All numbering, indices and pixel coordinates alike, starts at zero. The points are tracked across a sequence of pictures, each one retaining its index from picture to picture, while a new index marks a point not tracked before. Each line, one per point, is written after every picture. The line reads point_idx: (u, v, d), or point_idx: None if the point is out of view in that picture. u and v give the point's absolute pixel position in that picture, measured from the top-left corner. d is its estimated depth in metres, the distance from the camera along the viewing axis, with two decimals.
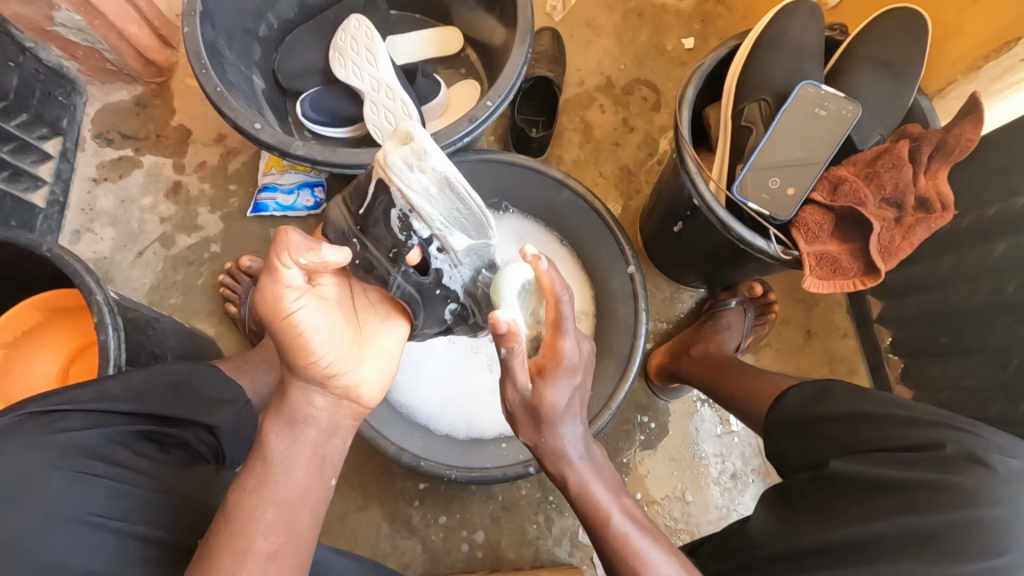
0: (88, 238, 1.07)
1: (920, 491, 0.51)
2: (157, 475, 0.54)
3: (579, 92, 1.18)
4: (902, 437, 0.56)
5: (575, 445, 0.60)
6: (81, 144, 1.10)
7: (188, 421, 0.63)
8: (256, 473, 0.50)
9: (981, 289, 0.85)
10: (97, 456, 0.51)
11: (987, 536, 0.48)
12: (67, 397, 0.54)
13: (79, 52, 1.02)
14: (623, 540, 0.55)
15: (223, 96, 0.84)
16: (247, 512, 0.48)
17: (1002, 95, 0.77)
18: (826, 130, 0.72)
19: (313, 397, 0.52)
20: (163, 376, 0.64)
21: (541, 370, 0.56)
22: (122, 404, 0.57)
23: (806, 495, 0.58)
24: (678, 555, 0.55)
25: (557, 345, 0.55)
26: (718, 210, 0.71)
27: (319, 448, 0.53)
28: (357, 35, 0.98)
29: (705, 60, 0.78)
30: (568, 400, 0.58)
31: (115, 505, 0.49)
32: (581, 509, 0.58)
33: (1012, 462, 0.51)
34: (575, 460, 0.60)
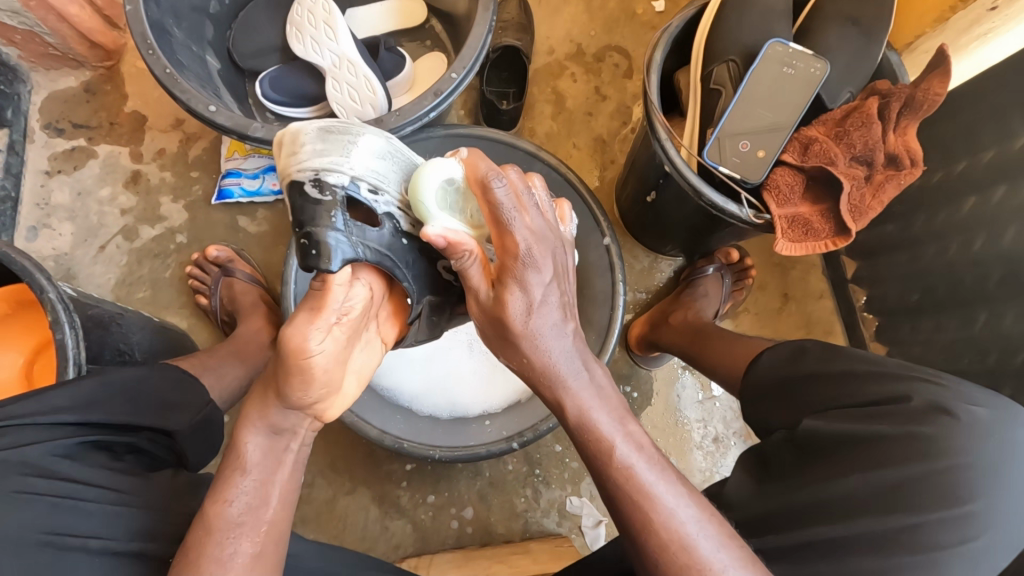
0: (46, 234, 1.03)
1: (888, 445, 0.52)
2: (110, 487, 0.53)
3: (549, 61, 1.15)
4: (871, 391, 0.57)
5: (565, 359, 0.49)
6: (30, 136, 1.05)
7: (143, 425, 0.60)
8: (223, 481, 0.48)
9: (950, 245, 0.86)
10: (39, 473, 0.50)
11: (952, 484, 0.50)
12: (9, 410, 0.52)
13: (17, 37, 0.97)
14: (627, 471, 0.47)
15: (173, 78, 0.80)
16: (214, 521, 0.46)
17: (972, 47, 0.76)
18: (795, 89, 0.71)
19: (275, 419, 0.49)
20: (117, 381, 0.61)
21: (501, 274, 0.48)
22: (66, 415, 0.54)
23: (779, 457, 0.59)
24: (695, 496, 0.47)
25: (510, 239, 0.47)
26: (690, 176, 0.70)
27: (286, 452, 0.51)
28: (313, 8, 0.93)
29: (672, 22, 0.76)
30: (545, 296, 0.49)
31: (67, 520, 0.48)
32: (578, 439, 0.49)
33: (975, 411, 0.52)
34: (569, 375, 0.49)
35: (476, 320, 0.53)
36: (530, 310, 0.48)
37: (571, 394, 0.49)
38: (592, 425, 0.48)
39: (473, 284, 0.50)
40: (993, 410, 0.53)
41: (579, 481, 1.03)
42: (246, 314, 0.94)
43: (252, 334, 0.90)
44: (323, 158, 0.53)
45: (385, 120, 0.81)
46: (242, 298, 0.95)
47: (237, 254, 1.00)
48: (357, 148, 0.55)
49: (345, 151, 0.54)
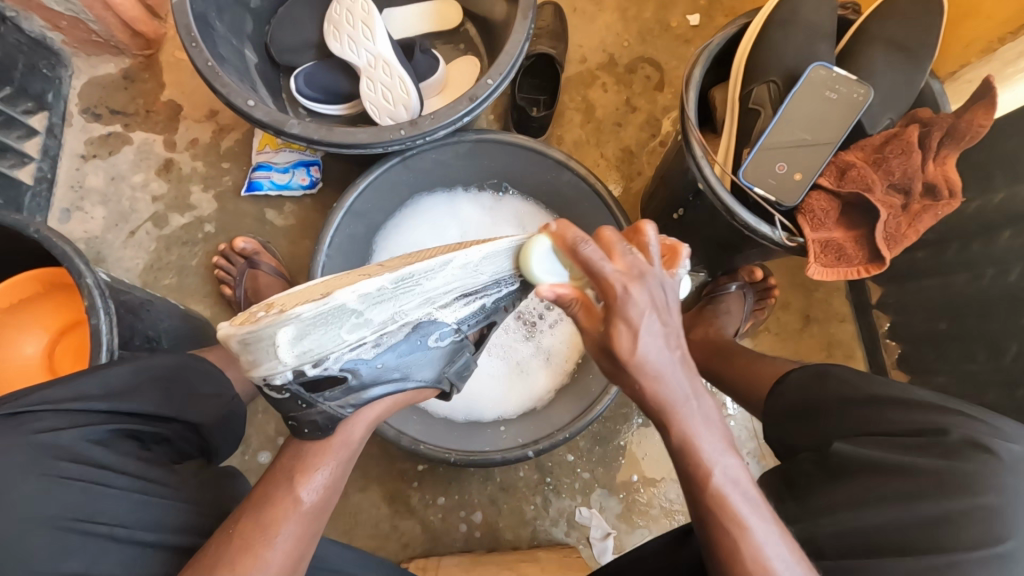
0: (78, 217, 1.05)
1: (921, 478, 0.51)
2: (140, 475, 0.54)
3: (581, 70, 1.15)
4: (907, 422, 0.56)
5: (681, 384, 0.48)
6: (68, 120, 1.06)
7: (174, 419, 0.61)
8: (315, 458, 0.57)
9: (983, 276, 0.85)
10: (74, 456, 0.51)
11: (990, 522, 0.48)
12: (44, 394, 0.53)
13: (63, 23, 0.98)
14: (722, 499, 0.47)
15: (214, 71, 0.81)
16: (297, 490, 0.55)
17: (1016, 78, 0.74)
18: (835, 113, 0.70)
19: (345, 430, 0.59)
20: (148, 371, 0.62)
21: (607, 313, 0.47)
22: (100, 403, 0.55)
23: (803, 479, 0.59)
24: (779, 523, 0.48)
25: (606, 283, 0.47)
26: (724, 195, 0.70)
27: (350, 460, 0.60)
28: (353, 7, 0.94)
29: (714, 39, 0.75)
30: (657, 335, 0.47)
31: (97, 505, 0.49)
32: (683, 465, 0.49)
33: (1017, 450, 0.51)
34: (681, 398, 0.48)
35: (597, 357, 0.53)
36: (634, 351, 0.46)
37: (694, 422, 0.48)
38: (695, 450, 0.48)
39: (580, 320, 0.51)
40: None
41: (590, 491, 1.03)
42: None
43: None
44: (305, 355, 0.51)
45: (420, 122, 0.82)
46: (267, 291, 0.97)
47: (264, 246, 1.01)
48: (344, 318, 0.51)
49: (330, 334, 0.51)
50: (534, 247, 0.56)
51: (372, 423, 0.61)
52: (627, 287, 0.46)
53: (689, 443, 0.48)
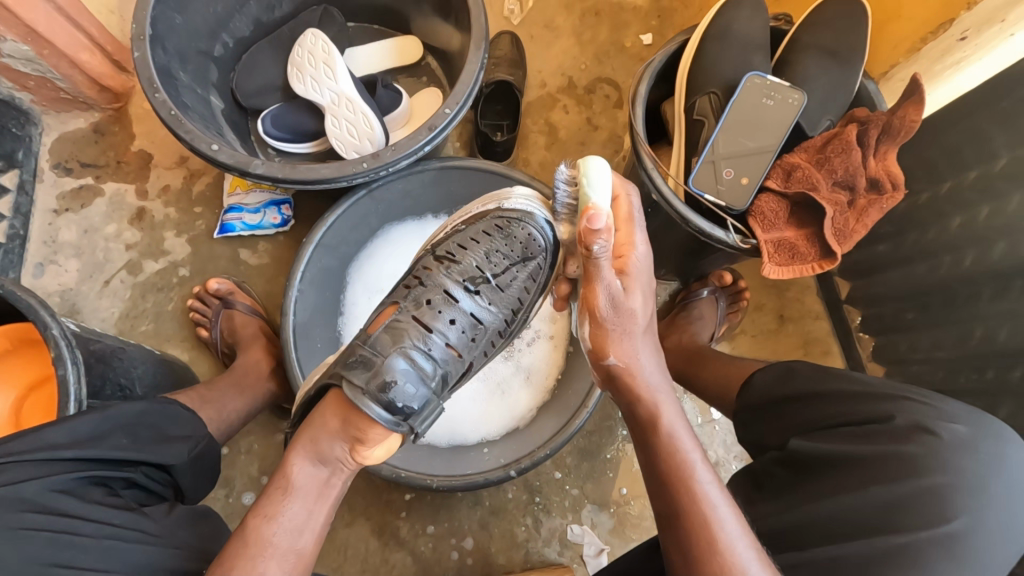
0: (52, 271, 1.06)
1: (875, 465, 0.53)
2: (107, 521, 0.53)
3: (542, 94, 1.19)
4: (857, 410, 0.58)
5: (650, 368, 0.55)
6: (39, 176, 1.08)
7: (140, 461, 0.60)
8: (273, 501, 0.54)
9: (941, 264, 0.87)
10: (36, 507, 0.51)
11: (939, 501, 0.51)
12: (8, 446, 0.53)
13: (30, 83, 1.01)
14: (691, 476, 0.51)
15: (178, 119, 0.83)
16: (259, 538, 0.52)
17: (946, 75, 0.77)
18: (775, 119, 0.73)
19: (303, 460, 0.55)
20: (115, 417, 0.62)
21: (620, 264, 0.53)
22: (63, 451, 0.55)
23: (771, 480, 0.59)
24: (744, 523, 0.50)
25: (625, 248, 0.54)
26: (677, 204, 0.72)
27: (328, 489, 0.57)
28: (314, 49, 0.98)
29: (655, 57, 0.79)
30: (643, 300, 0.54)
31: (62, 555, 0.49)
32: (659, 448, 0.53)
33: (958, 429, 0.54)
34: (654, 385, 0.55)
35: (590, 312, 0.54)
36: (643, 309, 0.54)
37: (663, 407, 0.54)
38: (673, 436, 0.53)
39: (604, 279, 0.52)
40: (979, 428, 0.54)
41: (581, 508, 1.02)
42: (246, 346, 0.95)
43: (252, 366, 0.91)
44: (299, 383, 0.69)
45: (381, 154, 0.84)
46: (243, 330, 0.97)
47: (238, 286, 1.02)
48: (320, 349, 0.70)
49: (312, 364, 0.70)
50: (588, 165, 0.56)
51: (327, 454, 0.56)
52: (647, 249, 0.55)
53: (661, 425, 0.54)
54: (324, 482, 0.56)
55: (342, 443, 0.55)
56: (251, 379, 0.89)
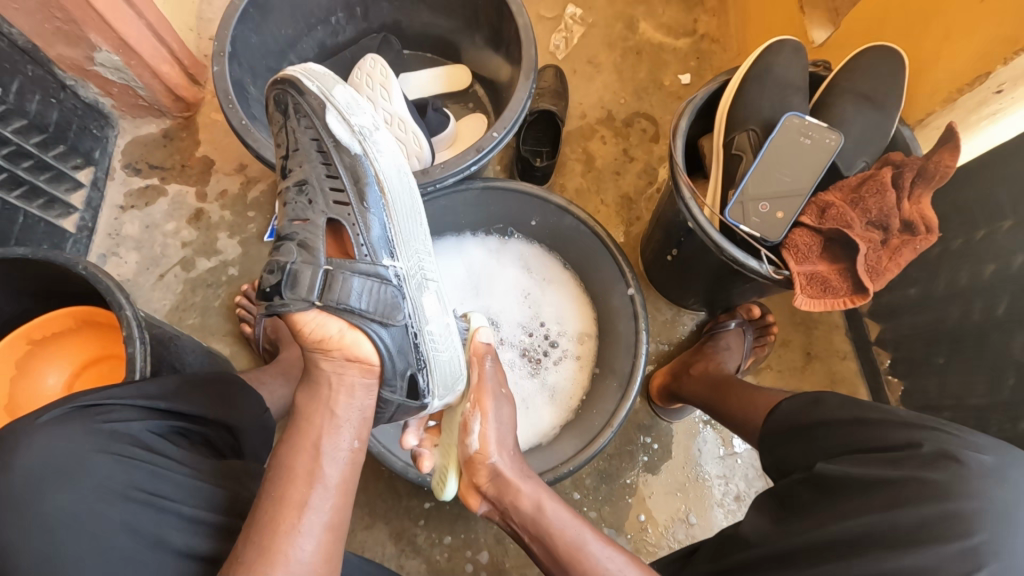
0: (113, 261, 1.13)
1: (903, 488, 0.54)
2: (196, 466, 0.58)
3: (582, 124, 1.24)
4: (884, 438, 0.59)
5: (523, 484, 0.67)
6: (111, 174, 1.17)
7: (216, 420, 0.66)
8: (304, 438, 0.60)
9: (974, 310, 0.88)
10: (140, 445, 0.56)
11: (966, 527, 0.51)
12: (110, 392, 0.58)
13: (115, 89, 1.10)
14: (572, 552, 0.60)
15: (247, 128, 0.90)
16: (294, 467, 0.58)
17: (980, 125, 0.78)
18: (811, 158, 0.76)
19: (322, 392, 0.63)
20: (190, 380, 0.66)
21: (479, 404, 0.73)
22: (158, 400, 0.60)
23: (794, 499, 0.62)
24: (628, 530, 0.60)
25: (483, 383, 0.75)
26: (713, 233, 0.75)
27: (352, 419, 0.63)
28: (372, 72, 1.04)
29: (697, 94, 0.83)
30: (494, 431, 0.71)
31: (162, 487, 0.54)
32: (541, 540, 0.63)
33: (982, 457, 0.55)
34: (517, 482, 0.67)
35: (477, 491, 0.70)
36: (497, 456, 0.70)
37: (523, 498, 0.66)
38: (541, 511, 0.64)
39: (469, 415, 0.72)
40: (1007, 459, 0.55)
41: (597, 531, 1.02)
42: (286, 344, 1.00)
43: (293, 363, 0.96)
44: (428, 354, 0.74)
45: (430, 171, 0.89)
46: (284, 329, 1.02)
47: None
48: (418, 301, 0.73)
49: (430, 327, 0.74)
50: (472, 334, 0.80)
51: (339, 382, 0.63)
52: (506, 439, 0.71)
53: (527, 515, 0.64)
54: (354, 407, 0.63)
55: (346, 366, 0.63)
56: (290, 374, 0.93)
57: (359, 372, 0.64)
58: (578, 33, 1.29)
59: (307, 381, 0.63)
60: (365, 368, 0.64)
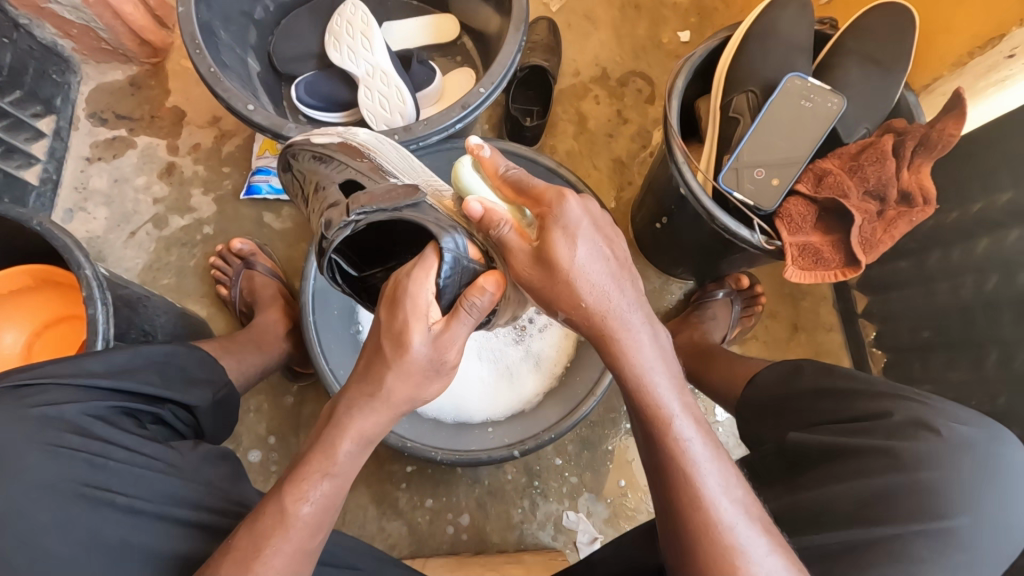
0: (81, 217, 1.08)
1: (870, 456, 0.55)
2: (139, 450, 0.56)
3: (574, 83, 1.19)
4: (856, 408, 0.60)
5: (626, 307, 0.52)
6: (75, 124, 1.10)
7: (167, 399, 0.64)
8: (307, 475, 0.52)
9: (963, 284, 0.87)
10: (76, 430, 0.53)
11: (931, 497, 0.52)
12: (47, 369, 0.56)
13: (74, 31, 1.02)
14: (682, 447, 0.49)
15: (217, 77, 0.84)
16: (290, 512, 0.50)
17: (989, 92, 0.72)
18: (811, 123, 0.73)
19: (365, 416, 0.53)
20: (148, 353, 0.65)
21: (542, 221, 0.52)
22: (102, 379, 0.58)
23: (766, 467, 0.63)
24: (747, 494, 0.50)
25: (538, 192, 0.53)
26: (705, 200, 0.72)
27: (367, 451, 0.55)
28: (352, 19, 0.98)
29: (695, 51, 0.79)
30: (592, 251, 0.51)
31: (98, 476, 0.52)
32: (638, 405, 0.51)
33: (956, 429, 0.55)
34: (619, 314, 0.52)
35: (525, 285, 0.55)
36: (573, 253, 0.51)
37: (636, 348, 0.52)
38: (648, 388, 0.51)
39: (514, 245, 0.54)
40: (978, 431, 0.55)
41: (578, 495, 1.03)
42: (264, 307, 0.97)
43: (271, 326, 0.93)
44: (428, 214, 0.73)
45: (413, 128, 0.84)
46: (262, 291, 0.98)
47: (260, 248, 1.04)
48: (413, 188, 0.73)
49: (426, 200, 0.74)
50: (458, 163, 0.58)
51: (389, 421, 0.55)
52: (562, 194, 0.51)
53: (630, 381, 0.52)
54: (384, 433, 0.55)
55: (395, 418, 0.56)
56: (267, 338, 0.91)
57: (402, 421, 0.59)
58: None
59: (366, 396, 0.53)
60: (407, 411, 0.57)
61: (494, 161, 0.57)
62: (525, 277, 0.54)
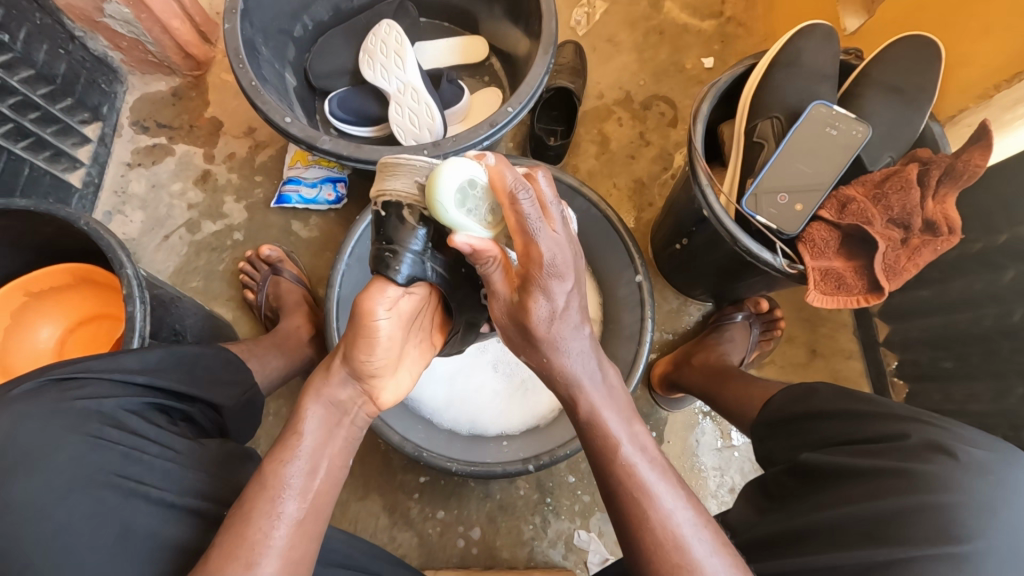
0: (118, 220, 1.12)
1: (885, 479, 0.55)
2: (170, 445, 0.57)
3: (598, 105, 1.21)
4: (871, 429, 0.60)
5: (580, 362, 0.55)
6: (119, 131, 1.15)
7: (199, 399, 0.66)
8: (286, 441, 0.54)
9: (988, 315, 0.86)
10: (112, 423, 0.55)
11: (944, 520, 0.51)
12: (87, 365, 0.58)
13: (124, 43, 1.08)
14: (630, 472, 0.52)
15: (257, 90, 0.88)
16: (271, 474, 0.51)
17: (1015, 124, 0.74)
18: (836, 150, 0.74)
19: (324, 385, 0.58)
20: (178, 354, 0.67)
21: (523, 277, 0.51)
22: (138, 376, 0.60)
23: (780, 488, 0.63)
24: (700, 513, 0.51)
25: (530, 245, 0.49)
26: (728, 222, 0.73)
27: (343, 425, 0.59)
28: (387, 39, 1.02)
29: (721, 78, 0.80)
30: (566, 321, 0.53)
31: (133, 469, 0.53)
32: (595, 444, 0.54)
33: (973, 452, 0.54)
34: (586, 384, 0.55)
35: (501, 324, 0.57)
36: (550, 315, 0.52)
37: (588, 395, 0.55)
38: (599, 423, 0.54)
39: (497, 289, 0.54)
40: (995, 453, 0.55)
41: (589, 515, 1.02)
42: (288, 312, 0.99)
43: (295, 331, 0.95)
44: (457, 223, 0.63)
45: (442, 144, 0.86)
46: (287, 297, 1.01)
47: (287, 256, 1.06)
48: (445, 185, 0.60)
49: None
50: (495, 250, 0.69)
51: (355, 382, 0.60)
52: (547, 243, 0.49)
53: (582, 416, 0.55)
54: (354, 412, 0.60)
55: (354, 386, 0.60)
56: (291, 343, 0.93)
57: (372, 397, 0.62)
58: (601, 9, 1.25)
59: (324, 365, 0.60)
60: (369, 391, 0.61)
61: (499, 173, 0.50)
62: (504, 320, 0.56)
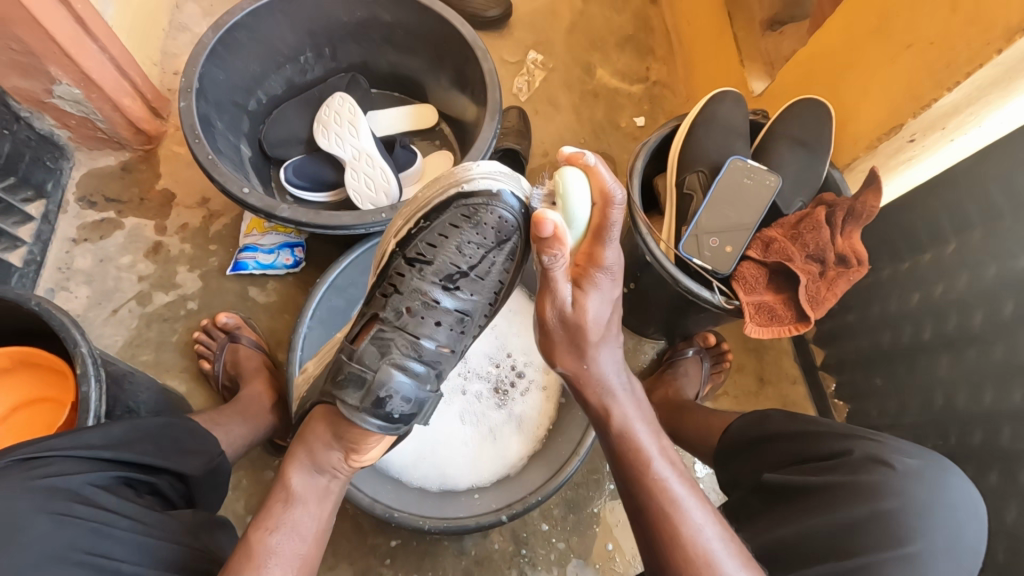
0: (62, 296, 1.08)
1: (840, 491, 0.59)
2: (140, 518, 0.56)
3: (544, 162, 1.30)
4: (819, 446, 0.65)
5: (612, 369, 0.64)
6: (63, 207, 1.13)
7: (165, 469, 0.64)
8: (274, 513, 0.61)
9: (904, 336, 0.95)
10: (81, 499, 0.53)
11: (893, 526, 0.57)
12: (51, 443, 0.56)
13: (72, 121, 1.08)
14: (662, 484, 0.57)
15: (214, 162, 0.90)
16: (261, 550, 0.57)
17: (900, 168, 0.86)
18: (753, 197, 0.83)
19: (306, 473, 0.64)
20: (141, 427, 0.65)
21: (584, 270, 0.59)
22: (103, 450, 0.59)
23: (747, 509, 0.66)
24: (714, 514, 0.57)
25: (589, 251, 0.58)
26: (669, 266, 0.80)
27: (327, 499, 0.65)
28: (340, 110, 1.07)
29: (649, 138, 0.90)
30: (601, 309, 0.60)
31: (104, 544, 0.52)
32: (624, 443, 0.61)
33: (908, 461, 0.61)
34: (616, 392, 0.64)
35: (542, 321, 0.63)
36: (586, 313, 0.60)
37: (617, 410, 0.63)
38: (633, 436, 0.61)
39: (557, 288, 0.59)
40: (926, 460, 0.61)
41: (566, 562, 1.02)
42: (248, 379, 0.98)
43: (257, 399, 0.94)
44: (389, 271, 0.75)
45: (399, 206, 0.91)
46: (246, 363, 0.99)
47: (245, 321, 1.05)
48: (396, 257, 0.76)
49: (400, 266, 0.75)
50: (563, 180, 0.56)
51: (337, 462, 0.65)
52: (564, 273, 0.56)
53: (617, 425, 0.62)
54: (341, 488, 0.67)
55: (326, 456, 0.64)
56: (254, 410, 0.91)
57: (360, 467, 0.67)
58: (540, 76, 1.37)
59: (299, 456, 0.64)
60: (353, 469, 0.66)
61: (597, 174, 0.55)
62: (552, 318, 0.61)
